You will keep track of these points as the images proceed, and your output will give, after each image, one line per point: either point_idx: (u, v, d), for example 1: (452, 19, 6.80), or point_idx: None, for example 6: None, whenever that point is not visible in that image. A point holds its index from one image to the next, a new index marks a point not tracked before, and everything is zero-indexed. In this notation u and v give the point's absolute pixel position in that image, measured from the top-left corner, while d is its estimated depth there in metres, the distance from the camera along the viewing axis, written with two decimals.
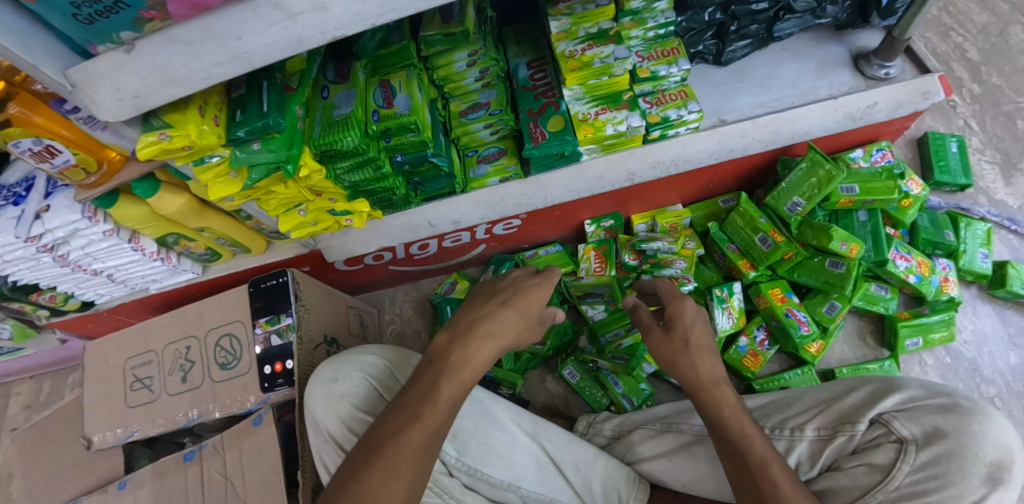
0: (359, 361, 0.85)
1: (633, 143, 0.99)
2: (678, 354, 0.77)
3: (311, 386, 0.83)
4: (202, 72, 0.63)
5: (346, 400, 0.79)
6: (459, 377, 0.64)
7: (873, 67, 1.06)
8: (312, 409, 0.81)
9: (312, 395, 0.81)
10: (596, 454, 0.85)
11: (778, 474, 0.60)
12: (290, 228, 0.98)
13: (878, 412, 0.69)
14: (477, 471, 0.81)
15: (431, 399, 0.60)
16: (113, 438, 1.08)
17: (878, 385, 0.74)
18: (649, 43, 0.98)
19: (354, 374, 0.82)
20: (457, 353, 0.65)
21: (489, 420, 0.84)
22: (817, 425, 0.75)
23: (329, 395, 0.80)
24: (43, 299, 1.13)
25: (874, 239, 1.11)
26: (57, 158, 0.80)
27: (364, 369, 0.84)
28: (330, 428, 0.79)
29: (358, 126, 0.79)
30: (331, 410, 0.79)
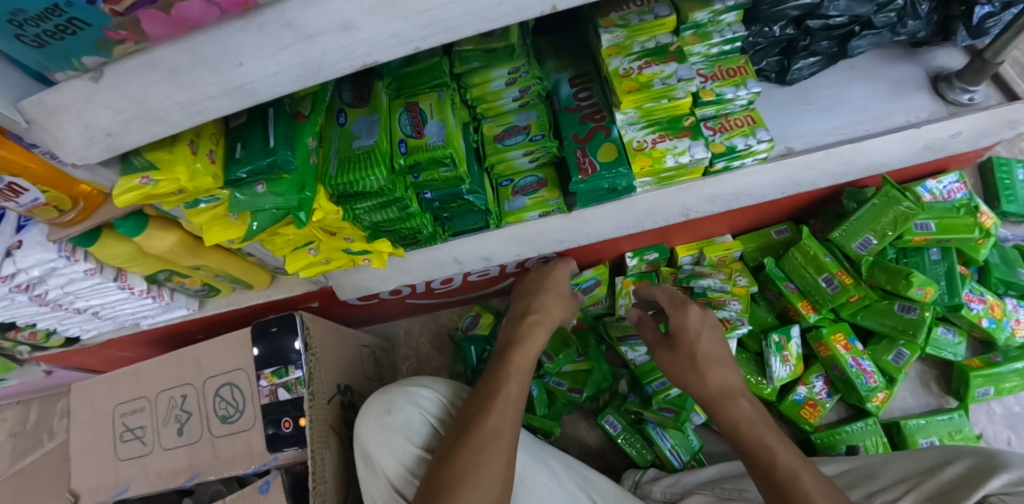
0: (414, 391, 0.78)
1: (692, 176, 0.87)
2: (687, 366, 0.70)
3: (363, 417, 0.77)
4: (193, 106, 0.48)
5: (402, 437, 0.73)
6: (516, 386, 0.66)
7: (955, 92, 0.94)
8: (365, 441, 0.75)
9: (365, 426, 0.75)
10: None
11: (810, 485, 0.51)
12: (299, 268, 0.84)
13: (984, 495, 0.56)
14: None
15: (497, 400, 0.63)
16: (104, 494, 0.98)
17: (979, 459, 0.63)
18: (711, 60, 0.86)
19: (411, 408, 0.76)
20: (506, 363, 0.69)
21: (540, 465, 0.79)
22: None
23: (382, 428, 0.74)
24: (21, 337, 1.03)
25: (947, 280, 1.01)
26: (23, 196, 0.66)
27: (421, 400, 0.78)
28: (386, 467, 0.73)
29: (384, 162, 0.66)
30: (387, 446, 0.73)
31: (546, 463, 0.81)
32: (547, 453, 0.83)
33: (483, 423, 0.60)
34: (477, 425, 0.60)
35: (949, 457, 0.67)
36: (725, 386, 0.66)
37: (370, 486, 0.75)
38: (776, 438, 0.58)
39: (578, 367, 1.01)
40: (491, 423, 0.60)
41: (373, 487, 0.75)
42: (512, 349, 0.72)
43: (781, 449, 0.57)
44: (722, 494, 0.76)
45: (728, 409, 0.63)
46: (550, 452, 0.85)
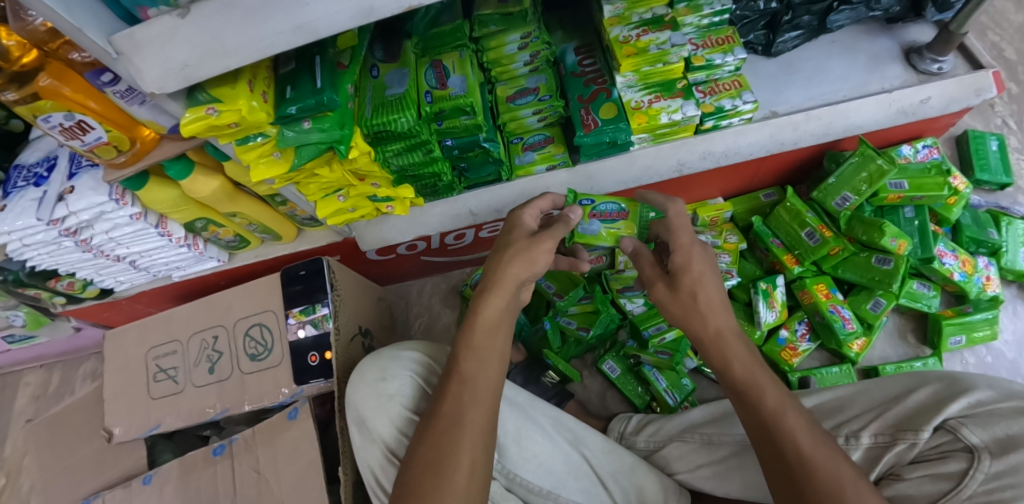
0: (403, 358, 0.87)
1: (686, 132, 0.96)
2: (686, 302, 0.67)
3: (355, 385, 0.83)
4: (263, 43, 0.57)
5: (397, 400, 0.80)
6: (476, 368, 0.66)
7: (925, 62, 1.04)
8: (359, 408, 0.81)
9: (360, 393, 0.82)
10: (636, 462, 0.84)
11: (796, 424, 0.54)
12: (327, 214, 0.93)
13: (943, 419, 0.57)
14: (516, 478, 0.79)
15: (453, 388, 0.65)
16: (136, 430, 1.05)
17: (942, 385, 0.64)
18: (702, 32, 0.94)
19: (404, 374, 0.83)
20: (464, 344, 0.68)
21: (530, 424, 0.83)
22: (874, 431, 0.66)
23: (377, 394, 0.81)
24: (61, 286, 1.10)
25: (921, 235, 1.11)
26: (89, 134, 0.75)
27: (411, 365, 0.86)
28: (380, 431, 0.78)
29: (413, 107, 0.75)
30: (383, 409, 0.79)
31: (537, 423, 0.84)
32: (537, 411, 0.86)
33: (442, 413, 0.62)
34: (438, 416, 0.62)
35: (917, 384, 0.68)
36: (722, 320, 0.65)
37: (364, 454, 0.80)
38: (768, 379, 0.60)
39: (584, 308, 1.11)
40: (447, 411, 0.62)
41: (367, 454, 0.79)
42: (471, 325, 0.70)
43: (776, 389, 0.58)
44: (702, 439, 0.82)
45: (723, 344, 0.64)
46: (539, 408, 0.87)
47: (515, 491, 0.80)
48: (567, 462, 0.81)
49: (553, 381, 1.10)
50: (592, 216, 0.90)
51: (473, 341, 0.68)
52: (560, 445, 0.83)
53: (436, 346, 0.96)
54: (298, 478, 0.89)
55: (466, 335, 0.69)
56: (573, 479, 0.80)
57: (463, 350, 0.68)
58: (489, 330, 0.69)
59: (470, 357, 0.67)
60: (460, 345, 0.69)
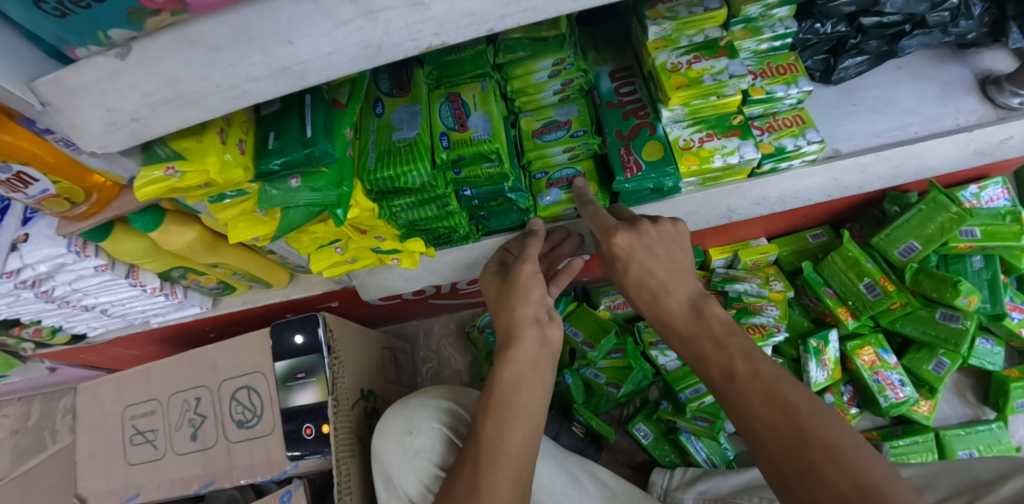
0: (429, 404, 0.75)
1: (737, 177, 0.83)
2: (625, 281, 0.56)
3: (381, 435, 0.75)
4: (233, 89, 0.43)
5: (423, 458, 0.70)
6: (496, 431, 0.52)
7: (1004, 95, 0.90)
8: (385, 462, 0.73)
9: (386, 446, 0.73)
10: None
11: (748, 386, 0.43)
12: (323, 267, 0.80)
13: None
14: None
15: (473, 456, 0.51)
16: (112, 499, 0.93)
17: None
18: (759, 57, 0.81)
19: (432, 427, 0.72)
20: (484, 400, 0.55)
21: (568, 479, 0.79)
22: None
23: (403, 448, 0.71)
24: (27, 334, 0.99)
25: (990, 288, 0.99)
26: (32, 187, 0.61)
27: (443, 415, 0.74)
28: (408, 488, 0.70)
29: (427, 156, 0.62)
30: (410, 468, 0.70)
31: (573, 475, 0.80)
32: (574, 465, 0.82)
33: (457, 485, 0.50)
34: (454, 489, 0.51)
35: (1016, 472, 0.56)
36: (665, 292, 0.53)
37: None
38: (713, 343, 0.48)
39: (614, 363, 0.98)
40: (462, 486, 0.49)
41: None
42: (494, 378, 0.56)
43: (726, 354, 0.47)
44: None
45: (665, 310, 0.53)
46: (577, 462, 0.83)
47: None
48: None
49: (581, 432, 0.99)
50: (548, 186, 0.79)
51: (492, 398, 0.54)
52: (595, 502, 0.77)
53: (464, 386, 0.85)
54: None
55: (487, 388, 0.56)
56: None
57: (483, 409, 0.54)
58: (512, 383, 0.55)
59: (490, 417, 0.53)
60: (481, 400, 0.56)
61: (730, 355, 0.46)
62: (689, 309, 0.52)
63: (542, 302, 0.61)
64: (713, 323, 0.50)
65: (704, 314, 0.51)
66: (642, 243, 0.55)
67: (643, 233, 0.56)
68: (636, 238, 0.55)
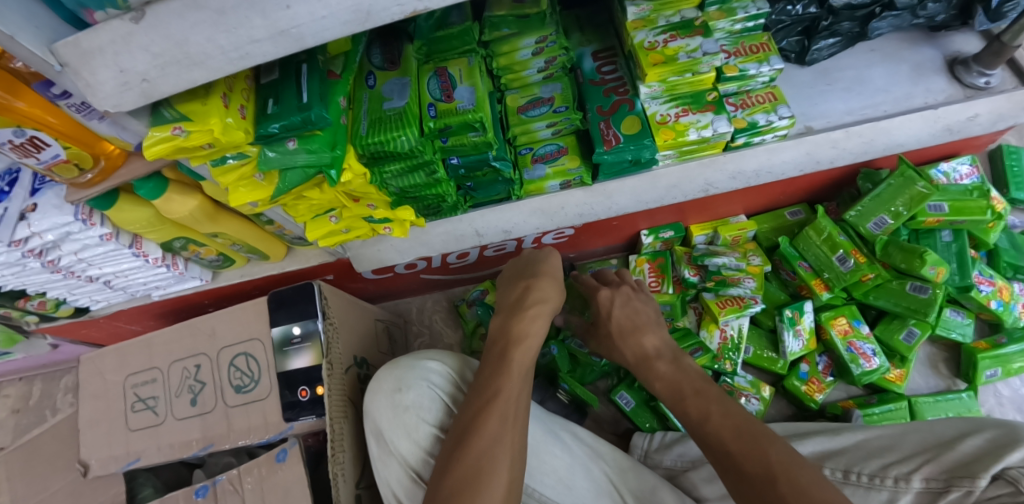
0: (422, 367, 0.77)
1: (714, 150, 0.87)
2: (627, 344, 0.72)
3: (373, 394, 0.76)
4: (236, 51, 0.47)
5: (413, 413, 0.72)
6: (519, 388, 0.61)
7: (972, 75, 0.95)
8: (376, 420, 0.74)
9: (377, 404, 0.75)
10: (657, 483, 0.76)
11: (711, 413, 0.55)
12: (319, 236, 0.84)
13: (1003, 468, 0.49)
14: (534, 495, 0.73)
15: (497, 406, 0.58)
16: (113, 464, 0.97)
17: (1000, 432, 0.54)
18: (734, 37, 0.85)
19: (422, 384, 0.75)
20: (506, 360, 0.64)
21: (551, 437, 0.79)
22: (926, 475, 0.56)
23: (393, 406, 0.73)
24: (31, 306, 1.02)
25: (959, 261, 1.03)
26: (44, 152, 0.65)
27: (431, 375, 0.77)
28: (399, 445, 0.71)
29: (415, 123, 0.66)
30: (401, 424, 0.72)
31: (555, 434, 0.80)
32: (557, 427, 0.83)
33: (482, 431, 0.56)
34: (478, 432, 0.56)
35: (971, 429, 0.58)
36: (659, 357, 0.67)
37: (383, 467, 0.73)
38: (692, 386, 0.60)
39: None
40: (490, 429, 0.56)
41: (386, 468, 0.73)
42: (515, 344, 0.65)
43: (700, 398, 0.58)
44: None
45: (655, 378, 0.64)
46: (560, 425, 0.84)
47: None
48: (590, 480, 0.75)
49: (566, 399, 1.04)
50: (535, 162, 0.86)
51: (516, 360, 0.64)
52: (579, 459, 0.78)
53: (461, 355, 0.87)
54: None
55: (499, 358, 0.64)
56: (595, 498, 0.74)
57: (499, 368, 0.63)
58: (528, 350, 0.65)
59: (517, 376, 0.62)
60: (495, 364, 0.64)
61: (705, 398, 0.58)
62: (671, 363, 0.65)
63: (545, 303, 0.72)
64: (691, 372, 0.63)
65: (683, 367, 0.64)
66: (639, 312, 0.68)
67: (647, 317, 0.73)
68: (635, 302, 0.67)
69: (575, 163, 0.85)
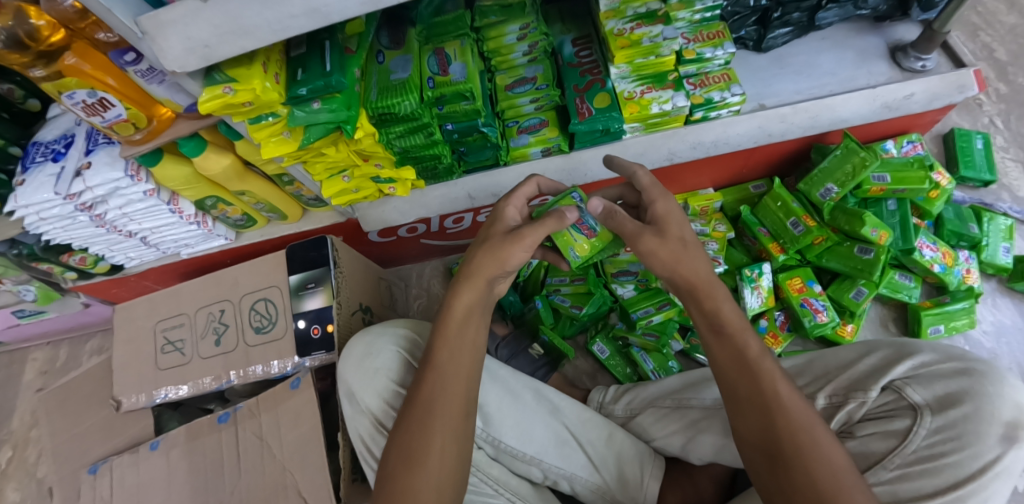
0: (387, 337, 0.92)
1: (675, 123, 1.01)
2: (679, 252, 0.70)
3: (344, 361, 0.90)
4: (278, 24, 0.61)
5: (381, 375, 0.86)
6: (448, 356, 0.72)
7: (910, 60, 1.09)
8: (346, 382, 0.88)
9: (346, 369, 0.88)
10: (612, 430, 0.91)
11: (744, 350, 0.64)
12: (332, 194, 0.97)
13: (890, 379, 0.64)
14: (500, 443, 0.88)
15: (429, 375, 0.71)
16: (144, 398, 1.10)
17: (891, 351, 0.69)
18: (693, 26, 0.99)
19: (385, 350, 0.89)
20: (438, 336, 0.74)
21: (511, 396, 0.92)
22: (829, 392, 0.71)
23: (364, 369, 0.87)
24: (73, 261, 1.15)
25: (902, 228, 1.16)
26: (109, 112, 0.79)
27: (395, 343, 0.91)
28: (368, 402, 0.85)
29: (416, 91, 0.80)
30: (369, 384, 0.86)
31: (515, 393, 0.92)
32: (519, 384, 0.94)
33: (418, 398, 0.69)
34: (415, 399, 0.70)
35: (867, 350, 0.72)
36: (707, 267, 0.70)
37: (355, 423, 0.87)
38: (754, 337, 0.65)
39: (577, 289, 1.15)
40: (423, 396, 0.69)
41: (357, 423, 0.87)
42: (446, 319, 0.76)
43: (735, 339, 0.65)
44: (671, 404, 0.92)
45: (712, 295, 0.67)
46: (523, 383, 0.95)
47: (500, 456, 0.89)
48: (548, 430, 0.89)
49: (536, 352, 1.14)
50: (522, 132, 1.00)
51: (448, 337, 0.74)
52: (537, 413, 0.91)
53: (420, 324, 1.02)
54: (300, 442, 0.94)
55: (440, 333, 0.74)
56: (553, 444, 0.88)
57: (437, 341, 0.74)
58: (459, 322, 0.75)
59: (445, 347, 0.73)
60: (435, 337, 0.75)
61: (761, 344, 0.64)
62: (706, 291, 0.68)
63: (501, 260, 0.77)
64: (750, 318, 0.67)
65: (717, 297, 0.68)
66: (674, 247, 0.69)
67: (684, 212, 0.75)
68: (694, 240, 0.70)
69: (556, 132, 0.98)
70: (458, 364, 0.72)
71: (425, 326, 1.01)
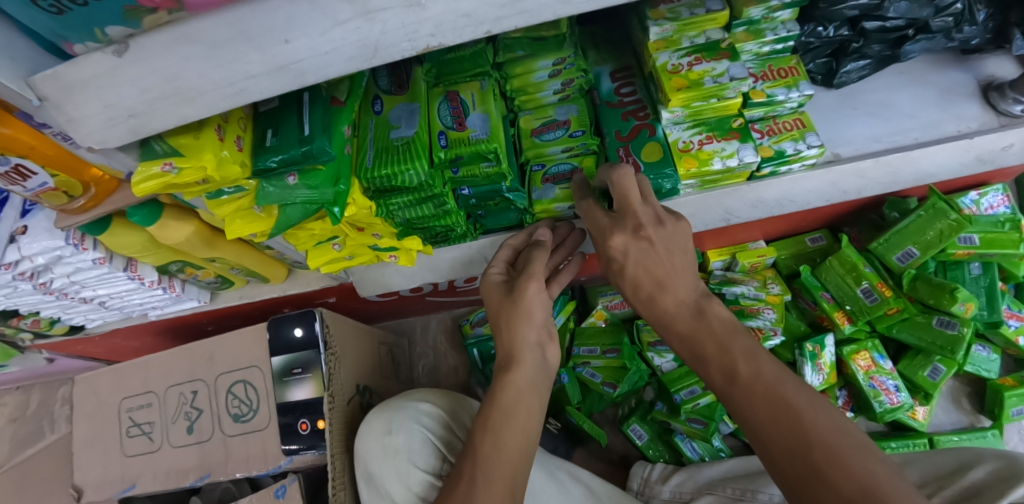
0: (413, 408, 0.74)
1: (737, 180, 0.83)
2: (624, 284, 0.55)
3: (364, 436, 0.75)
4: (230, 86, 0.43)
5: (402, 457, 0.69)
6: (491, 450, 0.54)
7: (1006, 101, 0.88)
8: (366, 463, 0.73)
9: (367, 446, 0.74)
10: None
11: (727, 360, 0.46)
12: (320, 263, 0.80)
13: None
14: None
15: (468, 468, 0.54)
16: (107, 489, 0.94)
17: (1002, 464, 0.56)
18: (762, 60, 0.80)
19: (410, 426, 0.72)
20: (479, 424, 0.57)
21: (550, 479, 0.78)
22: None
23: (384, 449, 0.71)
24: (24, 325, 0.98)
25: (988, 296, 0.99)
26: (30, 180, 0.60)
27: (422, 415, 0.74)
28: (391, 490, 0.70)
29: (424, 155, 0.62)
30: (391, 468, 0.70)
31: (552, 474, 0.79)
32: (555, 465, 0.82)
33: (451, 497, 0.52)
34: (448, 499, 0.53)
35: (973, 459, 0.61)
36: (662, 289, 0.52)
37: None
38: (714, 343, 0.48)
39: (609, 363, 0.99)
40: (458, 496, 0.52)
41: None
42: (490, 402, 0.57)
43: (727, 357, 0.47)
44: (732, 495, 0.75)
45: (660, 303, 0.52)
46: (557, 464, 0.83)
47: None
48: None
49: (557, 429, 1.01)
50: (546, 182, 0.77)
51: (491, 418, 0.56)
52: (577, 501, 0.78)
53: (460, 396, 0.84)
54: None
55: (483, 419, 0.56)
56: None
57: (481, 428, 0.56)
58: (506, 406, 0.56)
59: (488, 433, 0.55)
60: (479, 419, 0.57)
61: (732, 357, 0.46)
62: (691, 311, 0.51)
63: (545, 324, 0.61)
64: (715, 324, 0.49)
65: (707, 313, 0.50)
66: (637, 249, 0.54)
67: (649, 237, 0.53)
68: (633, 239, 0.54)
69: None
70: (508, 459, 0.54)
71: (462, 400, 0.82)
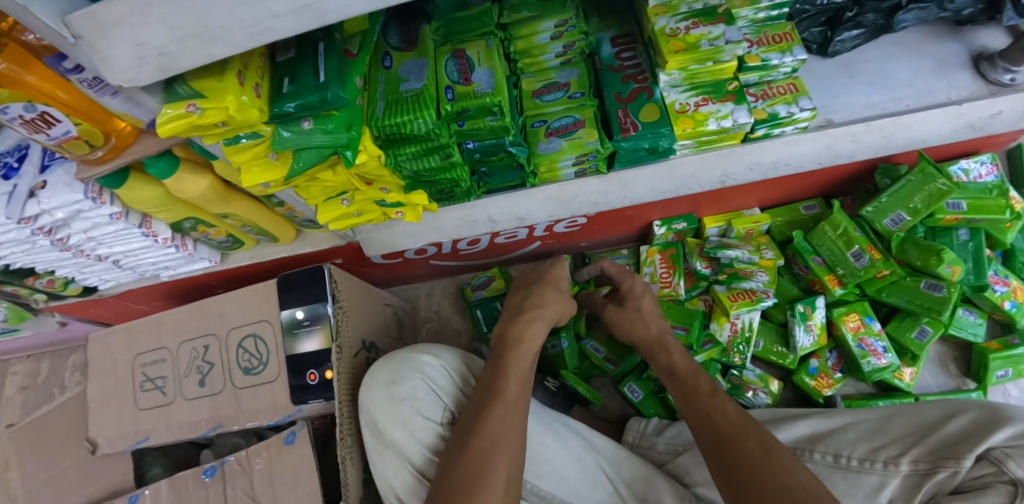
0: (417, 360, 0.77)
1: (732, 141, 0.86)
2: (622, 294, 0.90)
3: (366, 389, 0.77)
4: (255, 26, 0.44)
5: (406, 405, 0.72)
6: (519, 387, 0.66)
7: (996, 71, 0.91)
8: (370, 412, 0.74)
9: (372, 398, 0.75)
10: (651, 472, 0.78)
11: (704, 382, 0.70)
12: (329, 219, 0.83)
13: (987, 448, 0.52)
14: (533, 488, 0.76)
15: (498, 407, 0.62)
16: (121, 442, 0.97)
17: (983, 413, 0.58)
18: (756, 26, 0.83)
19: (415, 376, 0.74)
20: (510, 362, 0.68)
21: (546, 429, 0.80)
22: (913, 457, 0.59)
23: (387, 398, 0.73)
24: (40, 285, 1.01)
25: (975, 260, 1.01)
26: (55, 128, 0.61)
27: (425, 367, 0.77)
28: (395, 437, 0.71)
29: (433, 106, 0.65)
30: (394, 416, 0.72)
31: (550, 426, 0.81)
32: (551, 417, 0.84)
33: (481, 431, 0.59)
34: (476, 434, 0.59)
35: (954, 410, 0.61)
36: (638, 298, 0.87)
37: (379, 459, 0.73)
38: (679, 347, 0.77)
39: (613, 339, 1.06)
40: (489, 429, 0.59)
41: (382, 460, 0.73)
42: (512, 346, 0.71)
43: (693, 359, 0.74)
44: None
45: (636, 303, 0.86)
46: (555, 416, 0.85)
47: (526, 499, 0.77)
48: (583, 471, 0.77)
49: (555, 388, 1.03)
50: (550, 135, 0.80)
51: (515, 362, 0.68)
52: (573, 449, 0.79)
53: (467, 355, 0.86)
54: None
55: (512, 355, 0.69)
56: (590, 488, 0.76)
57: (500, 369, 0.68)
58: (526, 351, 0.70)
59: (517, 377, 0.67)
60: (495, 367, 0.69)
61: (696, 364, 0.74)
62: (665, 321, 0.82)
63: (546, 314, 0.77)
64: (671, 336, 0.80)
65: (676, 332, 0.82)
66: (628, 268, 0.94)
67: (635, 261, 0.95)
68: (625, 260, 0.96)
69: (591, 132, 0.79)
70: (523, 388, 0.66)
71: (474, 360, 0.85)
